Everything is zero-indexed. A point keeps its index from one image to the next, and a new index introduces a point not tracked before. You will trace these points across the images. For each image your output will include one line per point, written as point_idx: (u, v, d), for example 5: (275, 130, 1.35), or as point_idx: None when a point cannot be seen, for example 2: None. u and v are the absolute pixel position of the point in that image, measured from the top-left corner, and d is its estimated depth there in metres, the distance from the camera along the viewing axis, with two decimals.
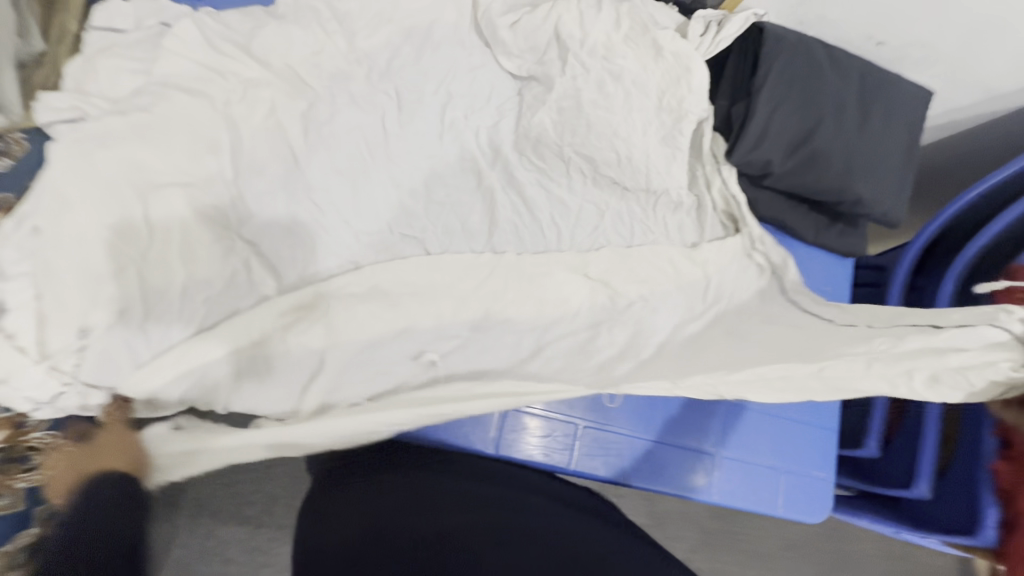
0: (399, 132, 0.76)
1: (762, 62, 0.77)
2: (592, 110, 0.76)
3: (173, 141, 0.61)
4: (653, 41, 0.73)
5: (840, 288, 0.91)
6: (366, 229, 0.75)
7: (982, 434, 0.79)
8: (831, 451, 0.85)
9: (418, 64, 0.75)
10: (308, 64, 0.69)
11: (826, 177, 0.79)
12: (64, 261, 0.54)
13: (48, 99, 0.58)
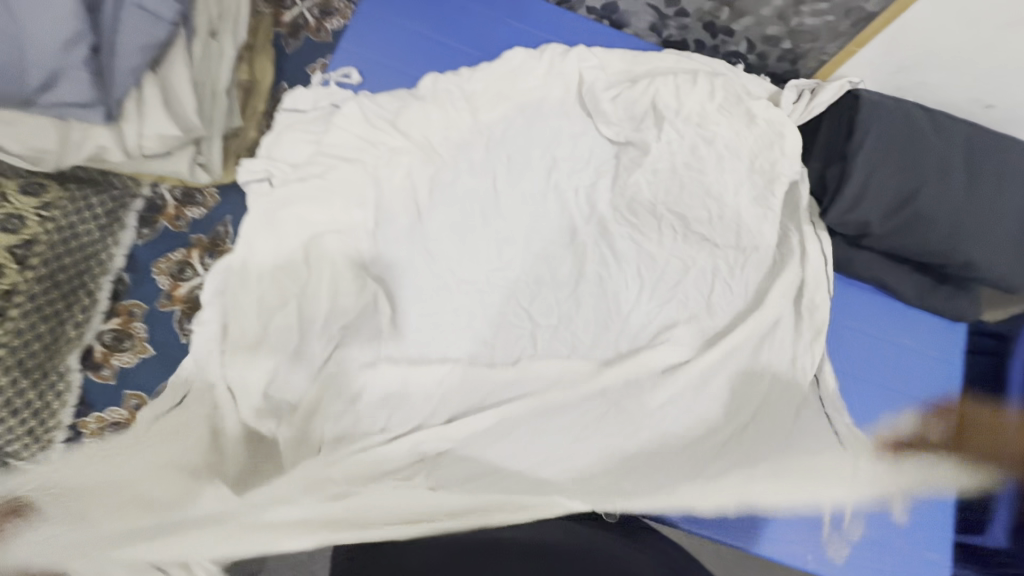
0: (507, 190, 0.84)
1: (858, 127, 0.80)
2: (685, 171, 0.83)
3: (333, 197, 0.74)
4: (746, 110, 0.82)
5: (952, 355, 0.87)
6: (469, 273, 0.80)
7: None
8: (945, 530, 0.80)
9: (529, 132, 0.85)
10: (440, 134, 0.82)
11: (932, 239, 0.78)
12: (249, 295, 0.69)
13: (247, 163, 0.74)
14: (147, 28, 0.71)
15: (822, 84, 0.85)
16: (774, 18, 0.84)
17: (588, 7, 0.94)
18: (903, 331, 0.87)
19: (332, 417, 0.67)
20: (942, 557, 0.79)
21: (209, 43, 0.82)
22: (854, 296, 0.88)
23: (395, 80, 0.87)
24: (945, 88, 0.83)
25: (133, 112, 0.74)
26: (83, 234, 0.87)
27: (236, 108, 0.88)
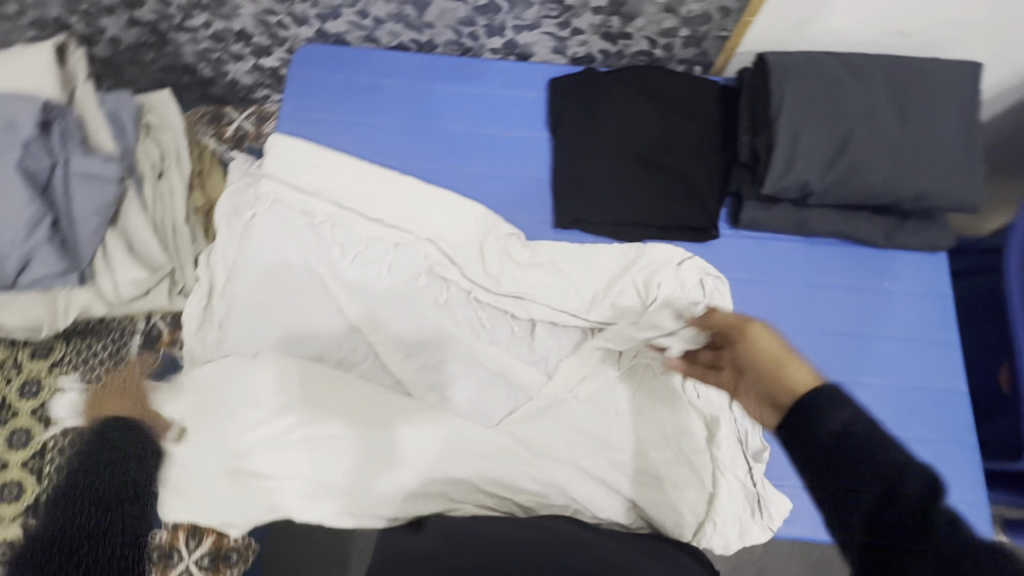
0: (403, 264, 0.84)
1: (656, 112, 0.88)
2: (590, 178, 0.86)
3: (294, 302, 0.83)
4: (670, 139, 0.87)
5: (936, 286, 0.85)
6: (400, 346, 0.81)
7: None
8: (974, 472, 0.78)
9: (448, 187, 0.89)
10: (364, 202, 0.87)
11: (874, 183, 0.77)
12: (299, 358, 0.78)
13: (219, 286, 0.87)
14: (96, 192, 0.77)
15: (645, 73, 0.90)
16: (663, 13, 0.85)
17: (491, 49, 0.97)
18: (882, 275, 0.85)
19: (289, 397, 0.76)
20: (980, 496, 0.77)
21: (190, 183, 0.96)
22: (820, 253, 0.86)
23: (336, 140, 0.91)
24: (817, 11, 0.80)
25: (103, 267, 0.81)
26: (94, 382, 0.95)
27: (199, 231, 0.95)
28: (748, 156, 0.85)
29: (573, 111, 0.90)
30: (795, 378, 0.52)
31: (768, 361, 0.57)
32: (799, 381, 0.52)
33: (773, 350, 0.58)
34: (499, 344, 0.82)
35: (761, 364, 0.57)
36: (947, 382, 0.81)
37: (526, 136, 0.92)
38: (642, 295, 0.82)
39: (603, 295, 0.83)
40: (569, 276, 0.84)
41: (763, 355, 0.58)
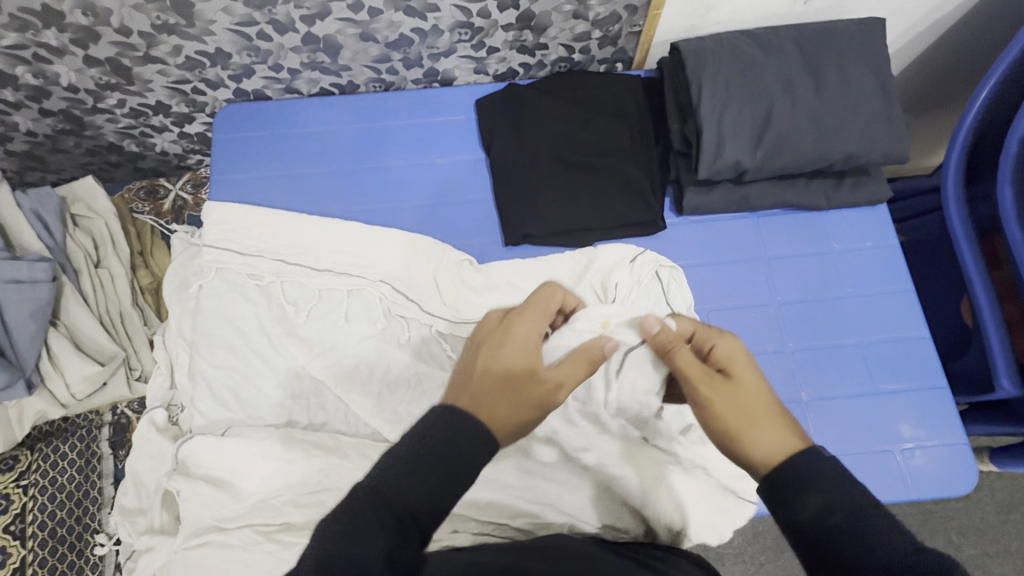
0: (359, 309, 0.83)
1: (584, 114, 0.88)
2: (531, 191, 0.86)
3: (254, 368, 0.81)
4: (601, 139, 0.87)
5: (883, 237, 0.86)
6: (370, 392, 0.80)
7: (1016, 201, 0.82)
8: (949, 413, 0.79)
9: (392, 225, 0.89)
10: (310, 255, 0.86)
11: (802, 151, 0.79)
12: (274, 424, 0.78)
13: (178, 365, 0.85)
14: (29, 296, 0.75)
15: (567, 80, 0.91)
16: (573, 19, 0.85)
17: (413, 80, 0.97)
18: (829, 236, 0.86)
19: (264, 466, 0.75)
20: (960, 436, 0.78)
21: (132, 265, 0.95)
22: (766, 225, 0.87)
23: (271, 197, 0.90)
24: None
25: (51, 370, 0.79)
26: (68, 483, 0.91)
27: (150, 310, 0.93)
28: (679, 144, 0.85)
29: (504, 129, 0.90)
30: (773, 434, 0.49)
31: (741, 411, 0.52)
32: (771, 446, 0.49)
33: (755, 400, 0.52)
34: None
35: (735, 406, 0.52)
36: (908, 330, 0.82)
37: (462, 160, 0.92)
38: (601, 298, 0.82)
39: None
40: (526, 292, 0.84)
41: (740, 398, 0.53)
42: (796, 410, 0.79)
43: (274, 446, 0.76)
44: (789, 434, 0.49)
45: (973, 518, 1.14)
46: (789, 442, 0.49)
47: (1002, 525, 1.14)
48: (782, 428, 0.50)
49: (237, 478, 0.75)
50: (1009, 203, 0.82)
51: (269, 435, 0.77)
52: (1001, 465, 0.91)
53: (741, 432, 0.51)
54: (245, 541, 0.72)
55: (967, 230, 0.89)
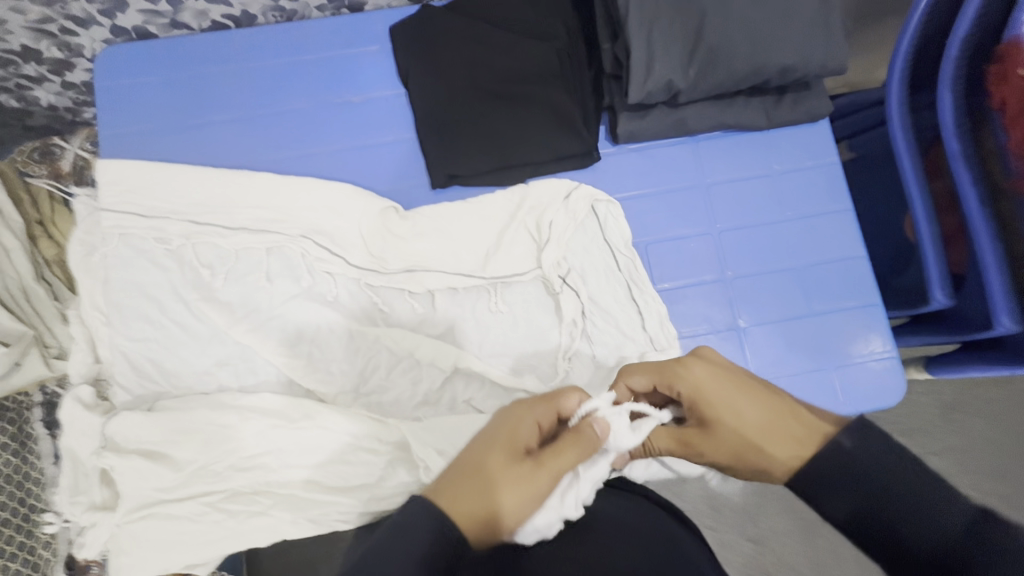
0: (283, 266, 0.79)
1: (508, 37, 0.81)
2: (452, 128, 0.80)
3: (176, 338, 0.76)
4: (526, 62, 0.80)
5: (823, 155, 0.83)
6: (301, 351, 0.77)
7: (956, 109, 0.79)
8: (882, 330, 0.79)
9: (312, 174, 0.82)
10: (224, 211, 0.79)
11: (736, 67, 0.73)
12: (199, 392, 0.75)
13: (95, 340, 0.80)
14: None
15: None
16: None
17: (317, 7, 0.87)
18: (769, 158, 0.83)
19: (196, 436, 0.72)
20: (894, 353, 0.79)
21: (30, 235, 0.87)
22: (704, 149, 0.83)
23: (171, 150, 0.82)
24: None
25: None
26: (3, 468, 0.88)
27: (60, 284, 0.87)
28: (614, 65, 0.79)
29: (421, 57, 0.81)
30: (771, 435, 0.51)
31: (733, 432, 0.53)
32: (784, 459, 0.49)
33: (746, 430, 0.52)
34: (404, 320, 0.78)
35: (730, 443, 0.53)
36: (845, 250, 0.81)
37: (382, 97, 0.85)
38: (535, 241, 0.79)
39: (493, 246, 0.79)
40: (457, 233, 0.80)
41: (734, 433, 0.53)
42: (734, 337, 0.79)
43: (207, 413, 0.73)
44: (793, 420, 0.51)
45: (915, 422, 1.20)
46: (809, 441, 0.49)
47: (943, 425, 1.20)
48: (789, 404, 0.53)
49: (171, 451, 0.72)
50: (947, 111, 0.79)
51: (199, 403, 0.74)
52: (931, 372, 0.95)
53: (745, 446, 0.52)
54: (191, 511, 0.70)
55: (910, 142, 0.87)
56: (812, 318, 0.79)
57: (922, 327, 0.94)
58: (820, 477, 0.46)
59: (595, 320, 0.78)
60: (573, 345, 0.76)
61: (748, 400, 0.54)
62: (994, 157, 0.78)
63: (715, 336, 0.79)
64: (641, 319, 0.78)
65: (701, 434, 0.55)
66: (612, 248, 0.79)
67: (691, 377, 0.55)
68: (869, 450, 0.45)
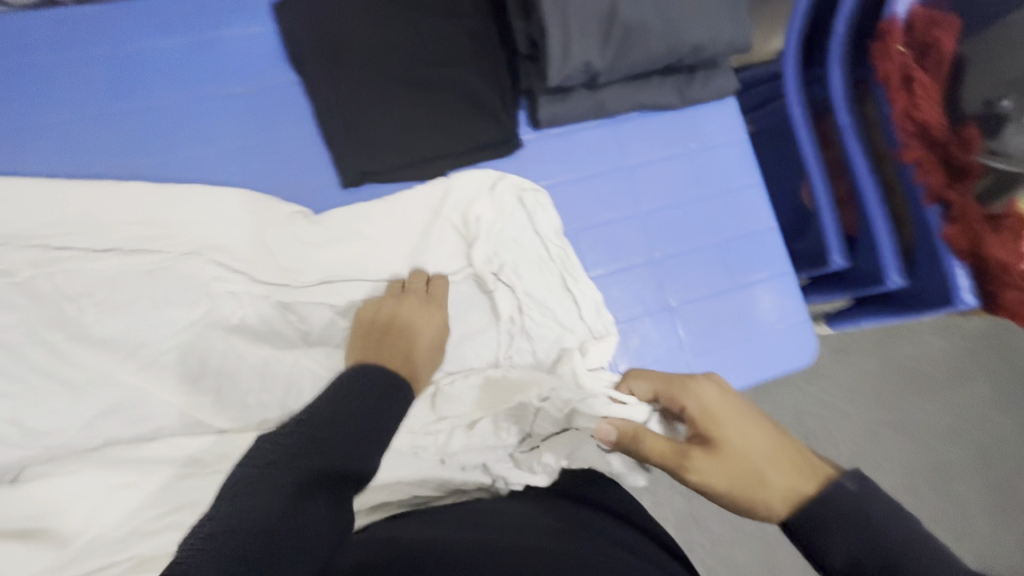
0: (172, 289, 0.67)
1: (411, 16, 0.74)
2: (359, 119, 0.72)
3: (38, 389, 0.63)
4: (433, 43, 0.74)
5: (733, 132, 0.86)
6: (208, 385, 0.67)
7: (844, 82, 0.84)
8: (794, 295, 0.85)
9: (197, 179, 0.71)
10: (88, 229, 0.66)
11: (651, 46, 0.73)
12: (79, 450, 0.63)
13: None
14: None
15: None
16: None
17: None
18: (685, 137, 0.84)
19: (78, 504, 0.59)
20: (802, 314, 0.85)
21: None
22: (623, 130, 0.83)
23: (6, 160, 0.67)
24: None
25: None
26: None
27: None
28: (528, 46, 0.75)
29: (313, 39, 0.72)
30: (774, 465, 0.51)
31: (740, 451, 0.52)
32: (782, 486, 0.49)
33: (751, 454, 0.52)
34: (327, 336, 0.71)
35: (731, 466, 0.52)
36: (758, 222, 0.85)
37: (272, 86, 0.75)
38: (462, 237, 0.75)
39: (417, 246, 0.74)
40: (376, 235, 0.73)
41: (738, 454, 0.52)
42: (667, 317, 0.80)
43: (92, 475, 0.60)
44: (798, 453, 0.51)
45: None
46: (811, 476, 0.49)
47: (852, 368, 1.29)
48: (794, 442, 0.53)
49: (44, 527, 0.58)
50: (836, 85, 0.84)
51: (79, 464, 0.61)
52: (832, 326, 1.04)
53: (746, 470, 0.51)
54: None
55: (805, 114, 0.92)
56: (733, 291, 0.83)
57: (821, 286, 1.03)
58: (820, 515, 0.45)
59: (532, 314, 0.75)
60: (512, 342, 0.74)
61: (756, 427, 0.54)
62: (878, 127, 0.84)
63: (649, 318, 0.80)
64: (578, 309, 0.76)
65: (703, 452, 0.54)
66: (543, 237, 0.76)
67: (702, 396, 0.57)
68: (870, 496, 0.45)
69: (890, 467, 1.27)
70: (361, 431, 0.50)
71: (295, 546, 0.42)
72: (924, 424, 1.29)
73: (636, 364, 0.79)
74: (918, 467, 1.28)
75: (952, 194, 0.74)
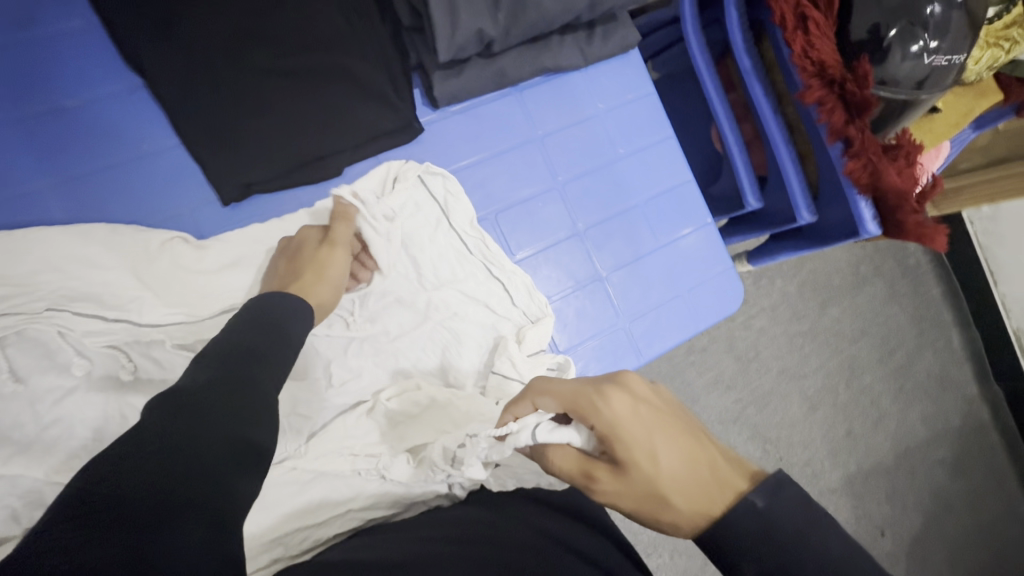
0: (31, 354, 0.56)
1: None
2: (225, 121, 0.62)
3: None
4: (302, 23, 0.64)
5: (641, 85, 0.83)
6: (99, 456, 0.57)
7: (742, 23, 0.83)
8: (718, 245, 0.85)
9: (39, 217, 0.60)
10: None
11: (545, 5, 0.68)
12: None
13: None
14: None
15: None
16: None
17: None
18: (593, 97, 0.81)
19: None
20: (728, 260, 0.85)
21: None
22: (530, 97, 0.78)
23: None
24: None
25: None
26: None
27: None
28: (412, 17, 0.68)
29: (150, 33, 0.61)
30: (683, 486, 0.41)
31: (647, 478, 0.42)
32: (691, 515, 0.40)
33: (658, 479, 0.42)
34: None
35: (636, 490, 0.42)
36: (676, 176, 0.85)
37: (110, 93, 0.63)
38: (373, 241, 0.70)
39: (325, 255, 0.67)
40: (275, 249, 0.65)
41: (645, 481, 0.42)
42: (599, 287, 0.79)
43: None
44: (711, 468, 0.42)
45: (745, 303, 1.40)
46: (723, 495, 0.41)
47: (772, 292, 1.37)
48: (709, 447, 0.44)
49: None
50: (735, 27, 0.83)
51: None
52: (751, 262, 1.09)
53: (651, 496, 0.42)
54: None
55: (708, 58, 0.90)
56: (660, 247, 0.83)
57: (736, 226, 1.07)
58: (726, 542, 0.39)
59: (462, 306, 0.72)
60: (445, 339, 0.71)
61: (668, 440, 0.43)
62: (777, 67, 0.85)
63: (582, 290, 0.79)
64: (509, 293, 0.73)
65: (609, 474, 0.44)
66: (462, 224, 0.72)
67: (609, 410, 0.44)
68: (781, 514, 0.38)
69: (813, 374, 1.38)
70: (278, 339, 0.51)
71: (197, 450, 0.38)
72: (838, 334, 1.41)
73: (576, 340, 0.77)
74: (838, 373, 1.40)
75: (851, 130, 0.75)
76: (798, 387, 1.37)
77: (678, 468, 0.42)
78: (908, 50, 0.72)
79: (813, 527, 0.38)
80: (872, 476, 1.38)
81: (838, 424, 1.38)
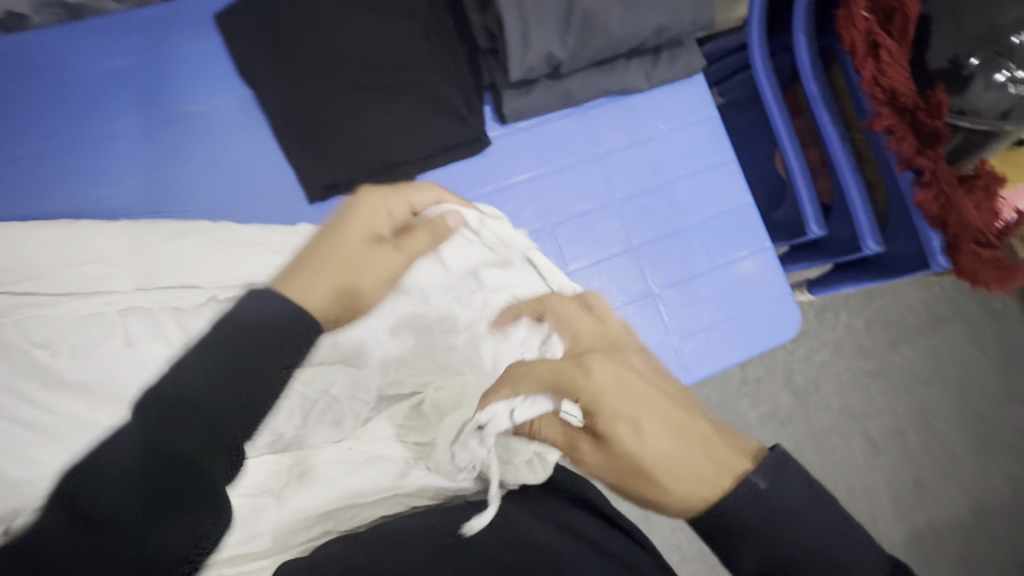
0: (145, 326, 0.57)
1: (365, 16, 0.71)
2: (317, 128, 0.70)
3: None
4: (390, 44, 0.72)
5: (704, 107, 0.85)
6: None
7: (811, 50, 0.83)
8: (776, 270, 0.84)
9: (159, 204, 0.70)
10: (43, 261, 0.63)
11: (613, 32, 0.72)
12: None
13: None
14: None
15: None
16: None
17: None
18: (656, 118, 0.83)
19: None
20: (785, 287, 0.84)
21: None
22: (594, 116, 0.81)
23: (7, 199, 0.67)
24: None
25: None
26: None
27: None
28: (488, 40, 0.74)
29: (264, 51, 0.70)
30: (671, 464, 0.41)
31: (634, 456, 0.42)
32: (683, 497, 0.40)
33: (645, 455, 0.41)
34: None
35: (621, 465, 0.43)
36: (735, 199, 0.85)
37: (224, 101, 0.73)
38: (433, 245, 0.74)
39: None
40: None
41: (633, 459, 0.42)
42: (649, 303, 0.80)
43: None
44: (705, 448, 0.41)
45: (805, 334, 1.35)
46: (717, 476, 0.40)
47: (836, 325, 1.32)
48: (702, 424, 0.44)
49: None
50: (803, 54, 0.83)
51: None
52: (812, 292, 1.06)
53: (637, 472, 0.42)
54: None
55: (775, 84, 0.91)
56: (714, 269, 0.83)
57: (797, 253, 1.04)
58: (728, 524, 0.38)
59: None
60: None
61: (654, 415, 0.43)
62: (846, 94, 0.84)
63: (632, 304, 0.80)
64: None
65: (593, 445, 0.45)
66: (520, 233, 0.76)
67: (592, 384, 0.44)
68: (782, 493, 0.38)
69: (879, 416, 1.30)
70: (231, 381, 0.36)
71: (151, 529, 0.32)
72: (908, 376, 1.32)
73: None
74: (906, 417, 1.31)
75: (922, 160, 0.74)
76: (861, 428, 1.29)
77: (670, 444, 0.41)
78: (991, 80, 0.68)
79: (820, 514, 0.38)
80: (942, 533, 1.27)
81: (905, 473, 1.29)
